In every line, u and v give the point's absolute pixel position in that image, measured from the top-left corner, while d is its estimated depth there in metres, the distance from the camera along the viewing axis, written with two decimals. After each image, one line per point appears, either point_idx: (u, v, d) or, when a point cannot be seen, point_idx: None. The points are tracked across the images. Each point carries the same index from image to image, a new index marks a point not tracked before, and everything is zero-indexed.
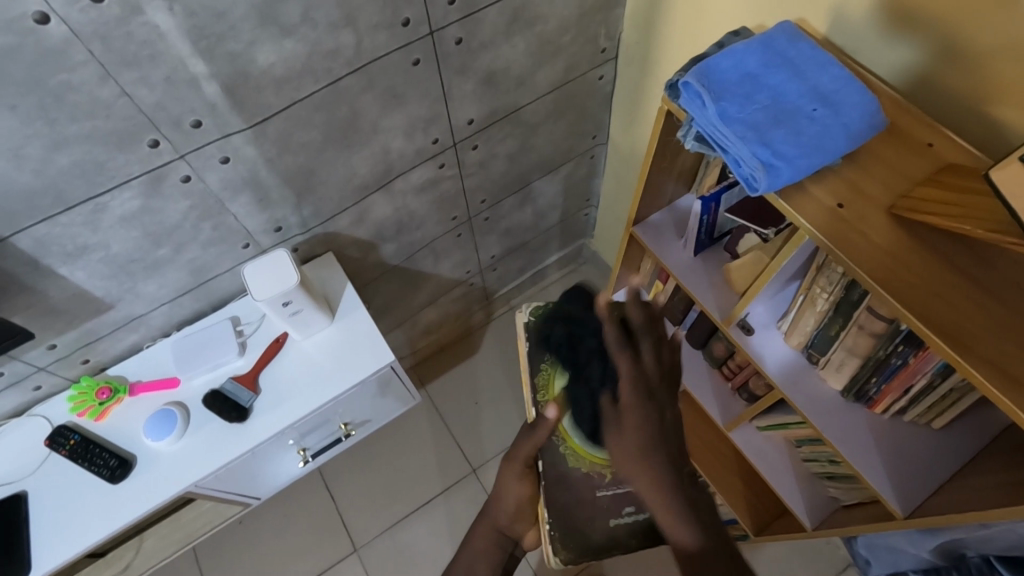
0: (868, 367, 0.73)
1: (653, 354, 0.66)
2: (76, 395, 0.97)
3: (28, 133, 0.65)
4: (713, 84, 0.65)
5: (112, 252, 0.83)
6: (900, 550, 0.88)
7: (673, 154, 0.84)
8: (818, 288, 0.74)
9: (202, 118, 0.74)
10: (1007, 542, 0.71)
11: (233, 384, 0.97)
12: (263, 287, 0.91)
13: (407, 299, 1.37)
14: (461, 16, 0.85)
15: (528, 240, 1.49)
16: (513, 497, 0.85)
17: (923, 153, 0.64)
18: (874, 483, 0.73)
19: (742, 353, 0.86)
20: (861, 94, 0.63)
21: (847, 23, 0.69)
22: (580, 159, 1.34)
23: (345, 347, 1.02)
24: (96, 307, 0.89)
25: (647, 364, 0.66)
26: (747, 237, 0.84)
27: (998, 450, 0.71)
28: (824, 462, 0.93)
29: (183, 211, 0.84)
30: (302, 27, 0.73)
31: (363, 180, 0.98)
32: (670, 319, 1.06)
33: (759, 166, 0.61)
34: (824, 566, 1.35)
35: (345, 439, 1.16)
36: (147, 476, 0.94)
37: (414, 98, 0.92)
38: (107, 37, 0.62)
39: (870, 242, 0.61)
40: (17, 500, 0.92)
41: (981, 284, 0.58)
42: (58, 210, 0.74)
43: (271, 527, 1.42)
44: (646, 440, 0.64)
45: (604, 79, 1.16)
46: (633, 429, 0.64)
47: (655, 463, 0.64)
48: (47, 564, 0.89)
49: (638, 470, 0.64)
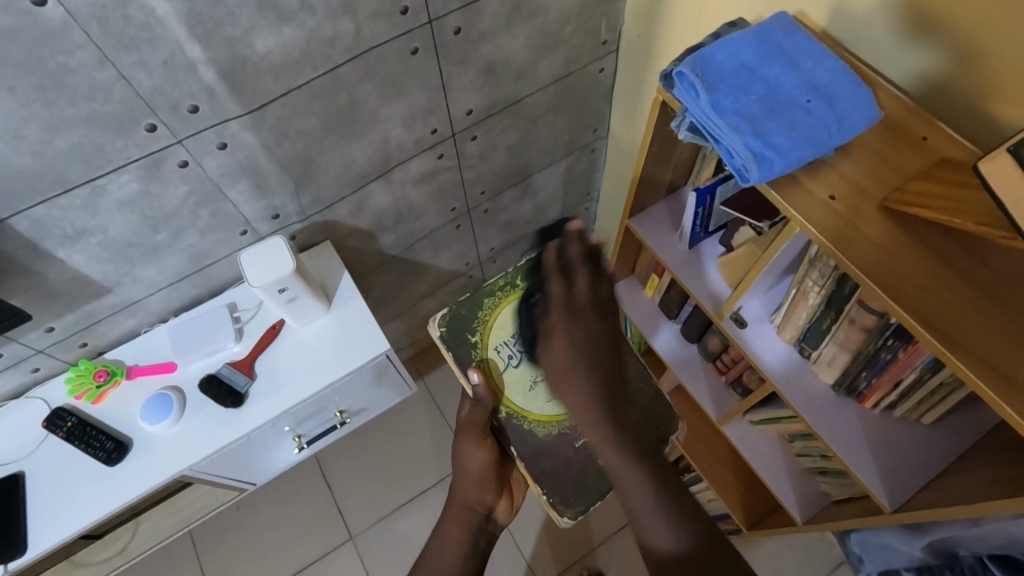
0: (859, 362, 0.73)
1: (588, 283, 0.71)
2: (73, 378, 0.97)
3: (26, 114, 0.66)
4: (708, 75, 0.65)
5: (110, 236, 0.84)
6: (892, 548, 0.88)
7: (669, 146, 0.84)
8: (809, 281, 0.73)
9: (201, 103, 0.75)
10: (1000, 540, 0.71)
11: (229, 368, 0.97)
12: (259, 273, 0.91)
13: (406, 289, 1.37)
14: (461, 6, 0.85)
15: (528, 233, 1.49)
16: (477, 467, 0.83)
17: (918, 148, 0.64)
18: (864, 477, 0.73)
19: (735, 346, 0.86)
20: (857, 87, 0.63)
21: (848, 16, 0.69)
22: (581, 152, 1.33)
23: (341, 336, 1.02)
24: (95, 290, 0.90)
25: (579, 292, 0.71)
26: (741, 231, 0.83)
27: (989, 445, 0.70)
28: (816, 457, 0.92)
29: (181, 197, 0.84)
30: (301, 14, 0.73)
31: (362, 168, 0.99)
32: (667, 312, 1.06)
33: (752, 157, 0.60)
34: (817, 564, 1.35)
35: (340, 427, 1.17)
36: (144, 459, 0.94)
37: (413, 89, 0.92)
38: (105, 20, 0.62)
39: (862, 235, 0.61)
40: (14, 480, 0.93)
41: (971, 279, 0.58)
42: (56, 193, 0.74)
43: (269, 512, 1.43)
44: (565, 361, 0.69)
45: (606, 71, 1.16)
46: (559, 348, 0.69)
47: (577, 380, 0.69)
48: (45, 543, 0.90)
49: (564, 381, 0.69)
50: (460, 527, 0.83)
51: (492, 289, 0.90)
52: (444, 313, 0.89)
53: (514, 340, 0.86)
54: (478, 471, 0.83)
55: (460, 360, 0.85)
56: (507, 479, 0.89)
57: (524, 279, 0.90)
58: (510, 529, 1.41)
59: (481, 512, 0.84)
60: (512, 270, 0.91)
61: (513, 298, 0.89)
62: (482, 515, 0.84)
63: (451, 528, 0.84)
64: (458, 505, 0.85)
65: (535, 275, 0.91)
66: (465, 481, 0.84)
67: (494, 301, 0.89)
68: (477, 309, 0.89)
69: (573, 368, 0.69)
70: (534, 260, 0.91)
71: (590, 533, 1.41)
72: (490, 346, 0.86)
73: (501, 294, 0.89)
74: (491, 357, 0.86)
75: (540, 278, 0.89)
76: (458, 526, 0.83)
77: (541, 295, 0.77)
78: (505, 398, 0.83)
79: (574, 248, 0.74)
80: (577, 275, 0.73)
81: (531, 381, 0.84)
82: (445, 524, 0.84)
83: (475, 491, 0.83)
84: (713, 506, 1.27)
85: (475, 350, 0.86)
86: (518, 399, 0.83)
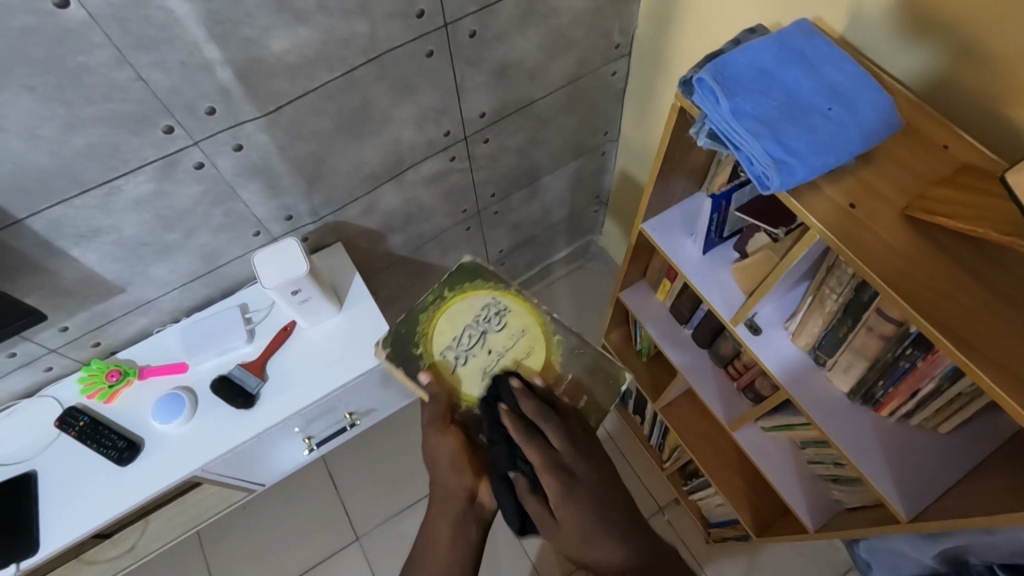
0: (876, 370, 0.73)
1: (556, 432, 0.73)
2: (85, 377, 0.97)
3: (45, 114, 0.66)
4: (727, 80, 0.64)
5: (124, 235, 0.84)
6: (903, 556, 0.88)
7: (684, 151, 0.83)
8: (827, 289, 0.73)
9: (217, 104, 0.75)
10: (1011, 548, 0.71)
11: (241, 369, 0.98)
12: (272, 274, 0.91)
13: (414, 290, 1.38)
14: (476, 8, 0.85)
15: (536, 235, 1.49)
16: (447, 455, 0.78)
17: (938, 154, 0.64)
18: (880, 486, 0.72)
19: (749, 352, 0.86)
20: (877, 92, 0.63)
21: (865, 22, 0.69)
22: (590, 154, 1.33)
23: (352, 337, 1.02)
24: (108, 289, 0.90)
25: (558, 449, 0.72)
26: (756, 237, 0.83)
27: (1006, 456, 0.70)
28: (829, 464, 0.92)
29: (195, 197, 0.84)
30: (317, 15, 0.73)
31: (373, 170, 0.99)
32: (678, 317, 1.06)
33: (772, 163, 0.60)
34: (825, 569, 1.34)
35: (350, 428, 1.17)
36: (154, 459, 0.95)
37: (426, 90, 0.92)
38: (124, 20, 0.62)
39: (882, 242, 0.60)
40: (25, 478, 0.93)
41: (992, 287, 0.57)
42: (72, 192, 0.74)
43: (275, 512, 1.43)
44: (578, 531, 0.69)
45: (617, 74, 1.16)
46: (567, 521, 0.69)
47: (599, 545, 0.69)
48: (55, 542, 0.91)
49: (582, 548, 0.69)
50: (447, 517, 0.79)
51: (424, 305, 0.86)
52: (381, 337, 0.84)
53: (456, 343, 0.83)
54: (449, 461, 0.77)
55: (410, 374, 0.81)
56: (481, 461, 0.80)
57: (451, 287, 0.87)
58: (516, 531, 1.41)
59: (466, 501, 0.79)
60: (438, 284, 0.88)
61: (446, 310, 0.86)
62: (468, 500, 0.79)
63: (438, 524, 0.79)
64: (443, 496, 0.80)
65: (460, 285, 0.88)
66: (441, 471, 0.78)
67: (429, 315, 0.85)
68: (415, 325, 0.85)
69: (592, 530, 0.69)
70: (457, 273, 0.89)
71: None
72: (435, 353, 0.83)
73: (432, 305, 0.86)
74: (439, 362, 0.82)
75: (464, 284, 0.88)
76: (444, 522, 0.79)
77: (522, 467, 0.72)
78: (463, 394, 0.81)
79: (525, 404, 0.75)
80: (544, 431, 0.73)
81: (483, 373, 0.82)
82: (432, 520, 0.80)
83: (453, 479, 0.77)
84: (720, 511, 1.27)
85: (423, 361, 0.82)
86: (476, 392, 0.81)
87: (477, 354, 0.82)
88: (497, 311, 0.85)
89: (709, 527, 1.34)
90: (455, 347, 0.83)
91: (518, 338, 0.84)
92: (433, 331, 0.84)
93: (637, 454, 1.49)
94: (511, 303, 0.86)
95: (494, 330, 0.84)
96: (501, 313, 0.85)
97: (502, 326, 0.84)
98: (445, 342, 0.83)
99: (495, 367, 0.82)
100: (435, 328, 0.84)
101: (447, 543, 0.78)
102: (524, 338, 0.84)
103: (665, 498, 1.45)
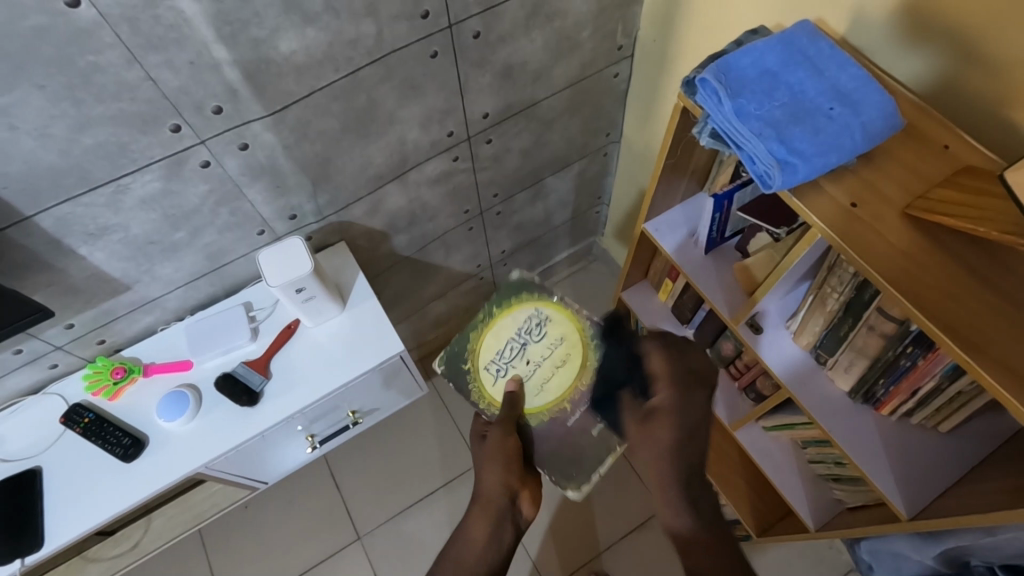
0: (877, 369, 0.73)
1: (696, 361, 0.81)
2: (91, 374, 0.98)
3: (55, 112, 0.66)
4: (731, 81, 0.65)
5: (131, 233, 0.84)
6: (904, 556, 0.88)
7: (686, 151, 0.84)
8: (829, 288, 0.74)
9: (224, 103, 0.75)
10: (1013, 550, 0.71)
11: (245, 367, 0.98)
12: (278, 273, 0.92)
13: (417, 290, 1.38)
14: (480, 9, 0.86)
15: (538, 236, 1.50)
16: (503, 456, 0.82)
17: (939, 155, 0.64)
18: (881, 486, 0.73)
19: (751, 352, 0.86)
20: (880, 94, 0.63)
21: (867, 24, 0.69)
22: (594, 156, 1.34)
23: (355, 337, 1.03)
24: (114, 287, 0.91)
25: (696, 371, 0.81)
26: (758, 237, 0.84)
27: (1007, 454, 0.70)
28: (830, 463, 0.92)
29: (201, 195, 0.85)
30: (325, 16, 0.73)
31: (379, 170, 0.99)
32: (680, 317, 1.07)
33: (775, 163, 0.61)
34: (827, 569, 1.35)
35: (353, 427, 1.17)
36: (159, 456, 0.95)
37: (432, 90, 0.93)
38: (134, 20, 0.63)
39: (884, 241, 0.61)
40: (31, 475, 0.94)
41: (993, 286, 0.58)
42: (80, 191, 0.75)
43: (277, 511, 1.44)
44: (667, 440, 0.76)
45: (620, 76, 1.16)
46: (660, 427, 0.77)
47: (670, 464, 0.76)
48: (60, 538, 0.91)
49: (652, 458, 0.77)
50: (487, 516, 0.82)
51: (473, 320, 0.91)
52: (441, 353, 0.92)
53: (499, 357, 0.88)
54: (501, 461, 0.82)
55: (461, 388, 0.89)
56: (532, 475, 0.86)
57: (500, 302, 0.90)
58: None
59: (507, 503, 0.82)
60: (487, 301, 0.91)
61: (492, 324, 0.89)
62: (509, 503, 0.82)
63: (477, 520, 0.82)
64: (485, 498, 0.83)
65: (507, 300, 0.90)
66: (491, 471, 0.83)
67: (477, 331, 0.90)
68: (466, 340, 0.91)
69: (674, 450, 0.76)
70: (510, 284, 0.91)
71: (597, 537, 1.41)
72: (480, 367, 0.89)
73: (481, 321, 0.90)
74: (483, 376, 0.88)
75: (511, 296, 0.90)
76: (483, 522, 0.82)
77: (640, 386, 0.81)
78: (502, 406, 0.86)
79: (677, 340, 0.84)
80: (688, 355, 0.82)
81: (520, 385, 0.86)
82: (472, 519, 0.83)
83: (501, 479, 0.82)
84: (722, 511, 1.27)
85: (470, 376, 0.89)
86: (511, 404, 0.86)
87: (517, 366, 0.87)
88: (538, 322, 0.88)
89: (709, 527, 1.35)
90: (498, 361, 0.88)
91: (556, 348, 0.86)
92: (480, 347, 0.89)
93: None
94: (552, 313, 0.88)
95: (535, 341, 0.87)
96: (542, 324, 0.87)
97: (542, 338, 0.87)
98: (490, 357, 0.88)
99: (532, 378, 0.86)
100: (483, 344, 0.89)
101: (481, 541, 0.80)
102: (562, 347, 0.86)
103: None
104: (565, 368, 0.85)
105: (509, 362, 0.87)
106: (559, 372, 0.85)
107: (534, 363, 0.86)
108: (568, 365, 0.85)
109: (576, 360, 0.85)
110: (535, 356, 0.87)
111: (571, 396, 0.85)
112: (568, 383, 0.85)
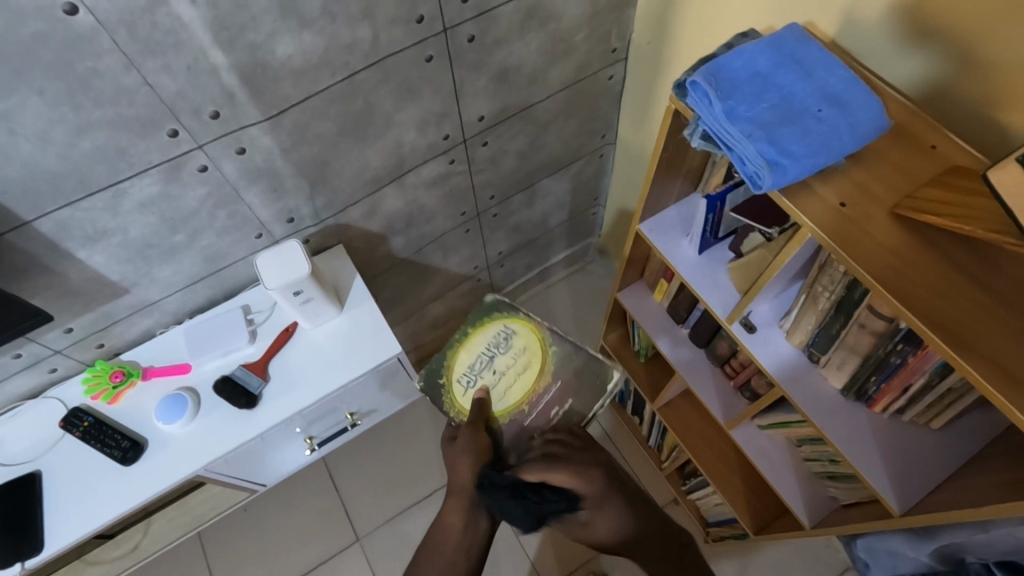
0: (869, 366, 0.74)
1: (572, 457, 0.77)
2: (90, 378, 0.99)
3: (54, 117, 0.67)
4: (722, 83, 0.66)
5: (130, 237, 0.85)
6: (899, 553, 0.88)
7: (680, 152, 0.85)
8: (820, 287, 0.75)
9: (221, 108, 0.76)
10: (1009, 546, 0.72)
11: (243, 370, 0.99)
12: (276, 276, 0.92)
13: (415, 292, 1.39)
14: (476, 13, 0.87)
15: (535, 237, 1.50)
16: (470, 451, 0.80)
17: (927, 155, 0.65)
18: (873, 481, 0.74)
19: (745, 351, 0.87)
20: (868, 95, 0.64)
21: (856, 27, 0.71)
22: (590, 158, 1.35)
23: (353, 339, 1.03)
24: (113, 290, 0.91)
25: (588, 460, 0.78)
26: (751, 237, 0.85)
27: (998, 450, 0.71)
28: (825, 461, 0.93)
29: (199, 199, 0.86)
30: (322, 20, 0.74)
31: (375, 172, 1.00)
32: (675, 316, 1.07)
33: (765, 164, 0.62)
34: (824, 568, 1.35)
35: (351, 428, 1.18)
36: (158, 459, 0.96)
37: (427, 93, 0.93)
38: (132, 26, 0.64)
39: (872, 241, 0.62)
40: (31, 478, 0.94)
41: (981, 284, 0.59)
42: (80, 195, 0.76)
43: (276, 514, 1.44)
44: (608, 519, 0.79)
45: (615, 78, 1.17)
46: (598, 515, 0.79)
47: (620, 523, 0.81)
48: (60, 541, 0.91)
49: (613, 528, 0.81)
50: (457, 506, 0.82)
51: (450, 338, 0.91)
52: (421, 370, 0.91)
53: (470, 368, 0.88)
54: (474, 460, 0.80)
55: (433, 400, 0.88)
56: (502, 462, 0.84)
57: (474, 320, 0.91)
58: (516, 531, 1.42)
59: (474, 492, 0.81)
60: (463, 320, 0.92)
61: (465, 340, 0.90)
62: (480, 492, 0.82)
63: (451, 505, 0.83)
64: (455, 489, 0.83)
65: (480, 318, 0.91)
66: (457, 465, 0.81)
67: (453, 347, 0.90)
68: (442, 355, 0.90)
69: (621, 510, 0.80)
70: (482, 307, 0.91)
71: None
72: (453, 379, 0.88)
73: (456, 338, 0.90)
74: (454, 389, 0.88)
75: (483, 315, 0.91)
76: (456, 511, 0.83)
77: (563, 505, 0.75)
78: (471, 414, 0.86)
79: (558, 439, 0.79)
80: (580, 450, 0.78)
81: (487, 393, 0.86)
82: (446, 507, 0.84)
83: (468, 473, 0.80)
84: (720, 510, 1.28)
85: (443, 388, 0.88)
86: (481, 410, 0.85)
87: (484, 376, 0.87)
88: (506, 335, 0.89)
89: (707, 526, 1.35)
90: (468, 372, 0.88)
91: (518, 357, 0.87)
92: (454, 360, 0.89)
93: (636, 454, 1.50)
94: (518, 326, 0.89)
95: (502, 352, 0.88)
96: (509, 337, 0.88)
97: (509, 349, 0.88)
98: (462, 369, 0.88)
99: (497, 385, 0.86)
100: (456, 358, 0.89)
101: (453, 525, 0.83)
102: (526, 355, 0.87)
103: (664, 498, 1.46)
104: (526, 374, 0.86)
105: (477, 373, 0.88)
106: (521, 378, 0.86)
107: (500, 370, 0.87)
108: (529, 372, 0.86)
109: (536, 367, 0.86)
110: (502, 364, 0.87)
111: (530, 400, 0.85)
112: (526, 389, 0.85)
